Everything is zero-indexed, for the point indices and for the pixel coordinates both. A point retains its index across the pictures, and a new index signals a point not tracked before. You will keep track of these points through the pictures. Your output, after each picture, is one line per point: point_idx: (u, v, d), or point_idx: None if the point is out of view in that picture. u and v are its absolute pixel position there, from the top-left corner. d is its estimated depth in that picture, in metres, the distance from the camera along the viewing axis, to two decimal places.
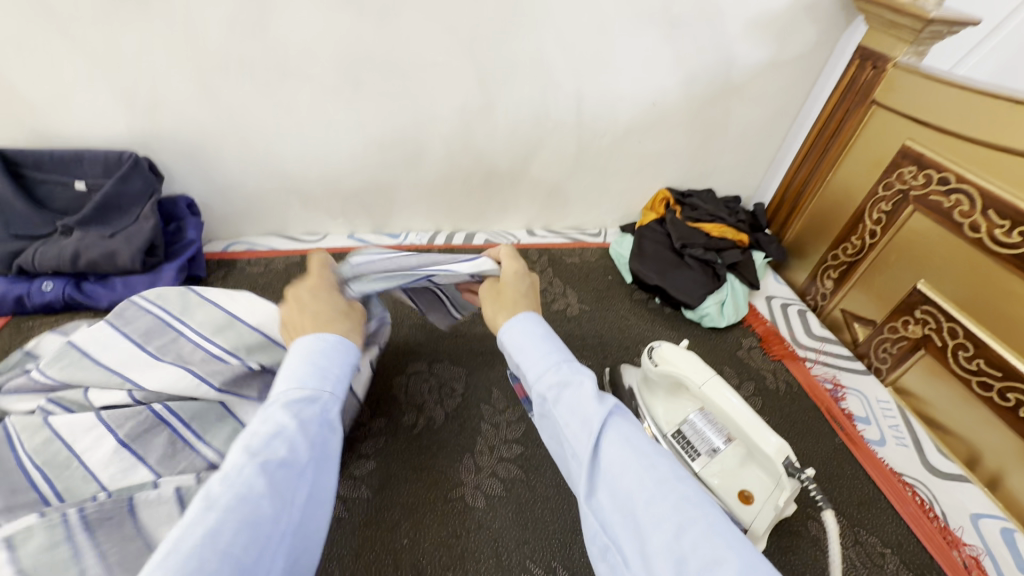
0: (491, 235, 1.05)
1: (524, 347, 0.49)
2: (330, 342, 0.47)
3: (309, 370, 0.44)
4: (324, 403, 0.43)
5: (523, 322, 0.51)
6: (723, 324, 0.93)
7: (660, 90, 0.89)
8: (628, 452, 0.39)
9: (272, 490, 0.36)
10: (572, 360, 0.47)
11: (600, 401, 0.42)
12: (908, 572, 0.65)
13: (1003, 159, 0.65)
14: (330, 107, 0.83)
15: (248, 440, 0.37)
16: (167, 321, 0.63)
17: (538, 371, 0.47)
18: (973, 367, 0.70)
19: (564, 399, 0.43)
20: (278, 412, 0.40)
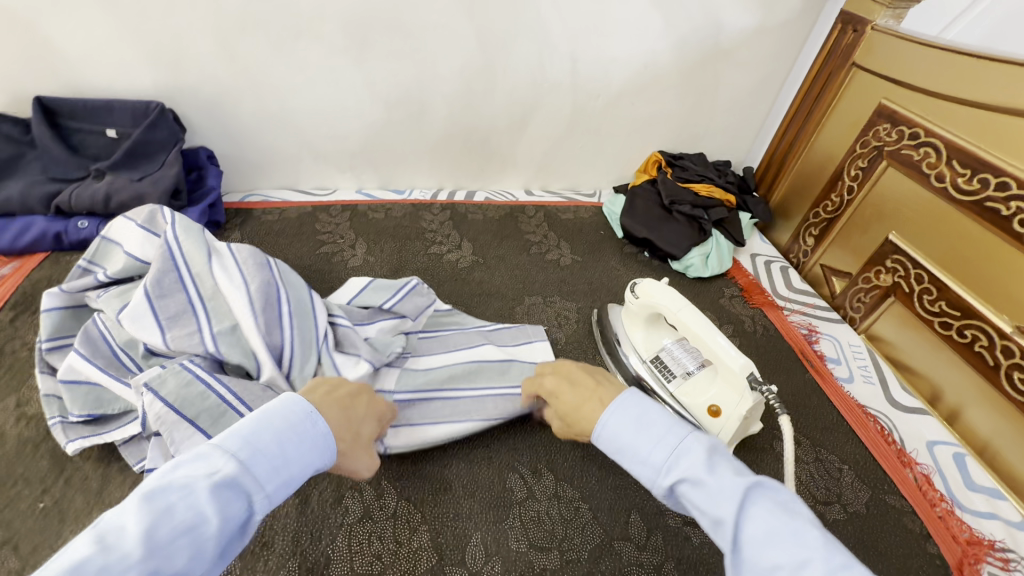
0: (490, 193, 1.09)
1: (626, 448, 0.44)
2: (316, 430, 0.41)
3: (269, 453, 0.37)
4: (253, 501, 0.35)
5: (614, 414, 0.46)
6: (707, 275, 0.95)
7: (651, 53, 0.95)
8: (781, 552, 0.34)
9: (148, 559, 0.28)
10: (688, 439, 0.42)
11: (726, 492, 0.37)
12: (862, 484, 0.67)
13: (968, 114, 0.73)
14: (339, 69, 0.87)
15: (157, 524, 0.30)
16: (190, 301, 0.59)
17: (652, 466, 0.42)
18: (935, 309, 0.78)
19: (694, 489, 0.39)
20: (205, 497, 0.32)
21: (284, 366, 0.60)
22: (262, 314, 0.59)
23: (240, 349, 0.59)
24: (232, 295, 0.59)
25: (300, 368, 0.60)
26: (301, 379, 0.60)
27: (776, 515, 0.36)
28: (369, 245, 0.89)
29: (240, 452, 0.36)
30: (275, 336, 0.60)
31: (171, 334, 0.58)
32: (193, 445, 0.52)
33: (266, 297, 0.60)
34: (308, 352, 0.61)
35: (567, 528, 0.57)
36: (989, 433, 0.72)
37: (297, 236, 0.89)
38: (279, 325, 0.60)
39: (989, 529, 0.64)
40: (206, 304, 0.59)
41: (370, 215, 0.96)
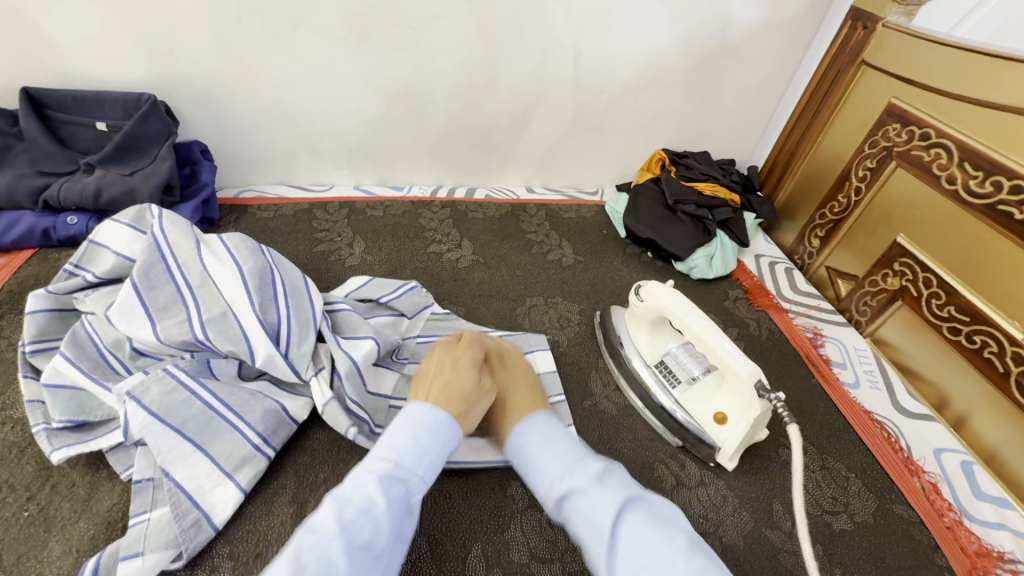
0: (491, 191, 1.07)
1: (527, 455, 0.50)
2: (439, 421, 0.47)
3: (409, 447, 0.44)
4: (410, 485, 0.43)
5: (525, 432, 0.52)
6: (712, 276, 0.93)
7: (657, 48, 0.93)
8: (648, 555, 0.40)
9: (342, 532, 0.37)
10: (582, 456, 0.49)
11: (609, 501, 0.43)
12: (869, 493, 0.65)
13: (981, 114, 0.71)
14: (337, 62, 0.85)
15: (343, 511, 0.38)
16: (180, 290, 0.58)
17: (548, 477, 0.48)
18: (944, 314, 0.76)
19: (579, 508, 0.45)
20: (370, 485, 0.41)
21: (281, 345, 0.58)
22: (257, 293, 0.58)
23: (232, 335, 0.57)
24: (223, 280, 0.58)
25: (298, 346, 0.59)
26: (300, 359, 0.59)
27: (647, 520, 0.42)
28: (367, 244, 0.87)
29: (388, 453, 0.44)
30: (271, 315, 0.59)
31: (161, 325, 0.57)
32: (181, 456, 0.52)
33: (262, 273, 0.60)
34: (305, 331, 0.60)
35: (570, 539, 0.55)
36: (998, 442, 0.70)
37: (293, 233, 0.87)
38: (274, 304, 0.59)
39: (998, 540, 0.63)
40: (196, 291, 0.58)
41: (368, 212, 0.93)
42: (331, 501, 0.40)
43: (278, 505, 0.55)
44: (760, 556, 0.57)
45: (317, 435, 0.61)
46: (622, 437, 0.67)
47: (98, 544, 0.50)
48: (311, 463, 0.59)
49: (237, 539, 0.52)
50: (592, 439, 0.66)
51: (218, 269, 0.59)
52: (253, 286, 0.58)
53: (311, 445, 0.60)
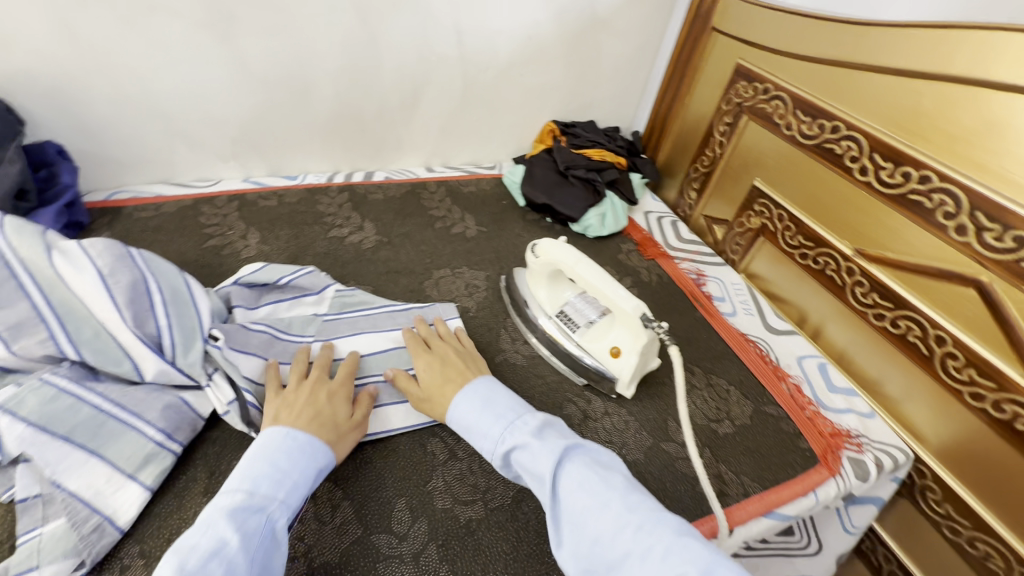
0: (390, 173, 1.07)
1: (472, 423, 0.56)
2: (298, 443, 0.51)
3: (265, 472, 0.48)
4: (270, 511, 0.45)
5: (464, 398, 0.58)
6: (605, 233, 1.01)
7: (534, 24, 0.98)
8: (589, 497, 0.46)
9: None
10: (524, 415, 0.55)
11: (549, 452, 0.50)
12: (746, 400, 0.75)
13: (806, 68, 0.83)
14: (208, 47, 0.81)
15: (185, 559, 0.39)
16: (37, 307, 0.53)
17: (492, 440, 0.54)
18: (796, 243, 0.89)
19: (523, 461, 0.51)
20: (220, 522, 0.43)
21: (166, 354, 0.57)
22: (128, 309, 0.55)
23: (111, 354, 0.55)
24: (89, 295, 0.55)
25: (185, 354, 0.58)
26: (191, 367, 0.58)
27: (585, 465, 0.49)
28: (263, 234, 0.85)
29: (241, 484, 0.46)
30: (149, 327, 0.57)
31: (19, 346, 0.52)
32: (73, 466, 0.49)
33: (133, 283, 0.57)
34: (191, 341, 0.59)
35: (490, 480, 0.60)
36: (844, 344, 0.84)
37: (179, 231, 0.82)
38: (151, 314, 0.57)
39: (847, 421, 0.76)
40: (60, 309, 0.54)
41: (260, 203, 0.90)
42: (174, 553, 0.40)
43: (189, 498, 0.53)
44: (659, 465, 0.65)
45: (225, 425, 0.60)
46: (532, 384, 0.72)
47: None
48: (221, 453, 0.57)
49: (147, 537, 0.50)
50: None
51: (80, 281, 0.54)
52: (123, 300, 0.55)
53: (219, 436, 0.59)
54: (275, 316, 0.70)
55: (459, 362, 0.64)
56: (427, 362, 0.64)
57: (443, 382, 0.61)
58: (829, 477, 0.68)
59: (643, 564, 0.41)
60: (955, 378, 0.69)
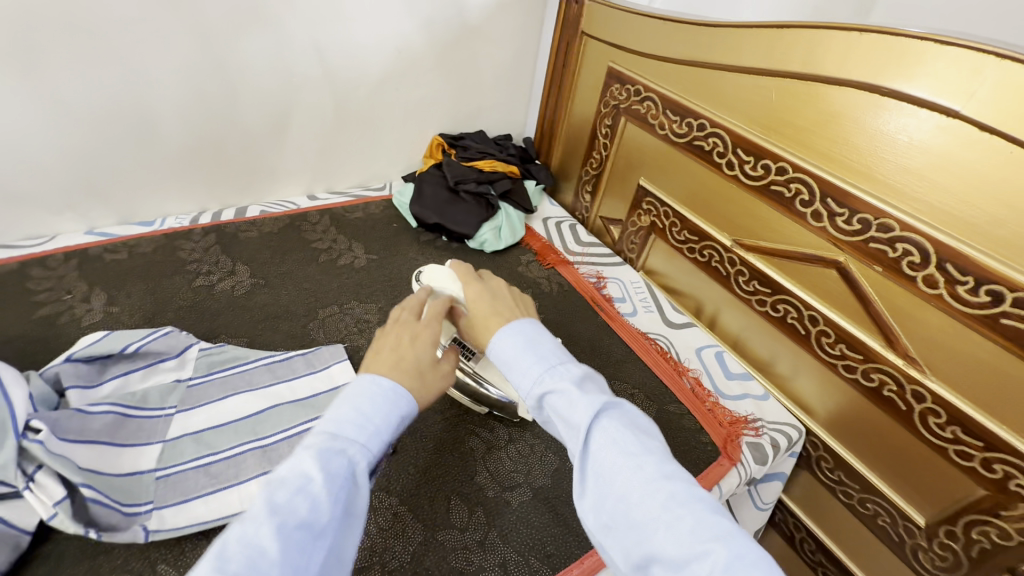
0: (266, 206, 0.99)
1: (511, 360, 0.49)
2: (383, 389, 0.44)
3: (350, 415, 0.42)
4: (350, 455, 0.40)
5: (510, 333, 0.50)
6: (502, 246, 0.98)
7: (402, 37, 0.94)
8: (621, 454, 0.40)
9: (274, 515, 0.33)
10: (567, 361, 0.47)
11: (588, 402, 0.42)
12: (650, 401, 0.76)
13: (668, 69, 0.86)
14: (9, 86, 0.70)
15: (273, 491, 0.35)
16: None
17: (529, 380, 0.47)
18: (683, 238, 0.91)
19: (556, 408, 0.44)
20: (306, 457, 0.38)
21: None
22: None
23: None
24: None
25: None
26: (6, 469, 0.48)
27: (625, 425, 0.42)
28: (110, 294, 0.74)
29: (324, 425, 0.41)
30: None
31: None
32: None
33: None
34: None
35: (388, 538, 0.55)
36: (737, 331, 0.87)
37: (0, 303, 0.70)
38: None
39: (744, 407, 0.79)
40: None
41: (106, 257, 0.79)
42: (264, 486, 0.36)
43: None
44: (568, 485, 0.63)
45: (61, 535, 0.51)
46: (431, 421, 0.68)
47: None
48: (57, 569, 0.49)
49: None
50: (401, 432, 0.66)
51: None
52: None
53: (52, 549, 0.50)
54: (125, 390, 0.62)
55: (510, 299, 0.57)
56: (477, 293, 0.57)
57: (489, 313, 0.54)
58: (732, 467, 0.69)
59: (668, 536, 0.35)
60: (830, 353, 0.73)
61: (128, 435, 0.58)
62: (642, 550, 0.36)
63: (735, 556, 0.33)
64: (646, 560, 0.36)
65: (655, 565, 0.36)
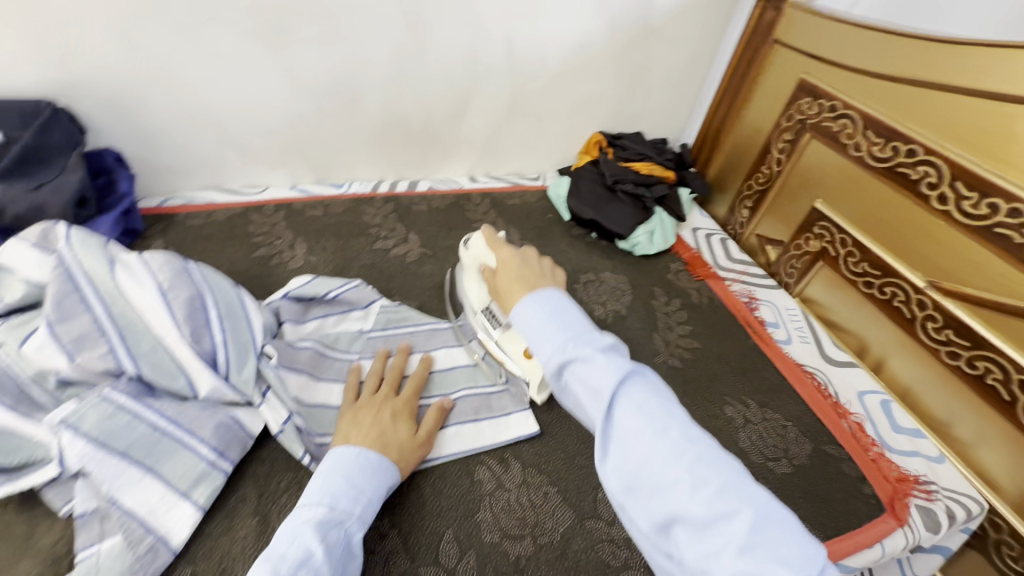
0: (434, 182, 1.06)
1: (530, 327, 0.46)
2: (370, 461, 0.51)
3: (343, 488, 0.48)
4: (348, 527, 0.46)
5: (531, 301, 0.47)
6: (653, 251, 0.97)
7: (585, 34, 0.94)
8: (646, 423, 0.37)
9: None
10: (591, 330, 0.44)
11: (611, 369, 0.40)
12: (805, 438, 0.72)
13: (878, 87, 0.79)
14: (258, 57, 0.81)
15: (278, 567, 0.40)
16: (98, 321, 0.54)
17: (550, 347, 0.44)
18: (859, 270, 0.83)
19: (578, 373, 0.41)
20: (306, 533, 0.44)
21: (220, 370, 0.57)
22: (186, 324, 0.56)
23: (166, 368, 0.55)
24: (148, 309, 0.55)
25: (238, 371, 0.58)
26: (244, 384, 0.58)
27: (649, 392, 0.39)
28: (310, 245, 0.85)
29: (321, 498, 0.47)
30: (205, 343, 0.57)
31: (80, 358, 0.52)
32: (129, 482, 0.49)
33: (187, 296, 0.57)
34: (244, 356, 0.59)
35: (539, 515, 0.58)
36: (910, 381, 0.79)
37: (228, 240, 0.83)
38: (207, 329, 0.57)
39: (914, 466, 0.72)
40: (121, 322, 0.55)
41: (307, 212, 0.90)
42: (267, 561, 0.41)
43: (239, 520, 0.53)
44: None
45: (274, 444, 0.60)
46: None
47: None
48: (271, 473, 0.57)
49: (199, 558, 0.50)
50: (552, 417, 0.68)
51: (141, 296, 0.55)
52: (182, 316, 0.56)
53: (268, 455, 0.58)
54: (322, 331, 0.70)
55: (540, 267, 0.56)
56: (506, 258, 0.58)
57: (513, 280, 0.54)
58: (897, 527, 0.63)
59: (693, 497, 0.34)
60: None
61: (327, 371, 0.65)
62: (666, 513, 0.35)
63: (758, 516, 0.33)
64: (668, 522, 0.35)
65: (677, 526, 0.35)
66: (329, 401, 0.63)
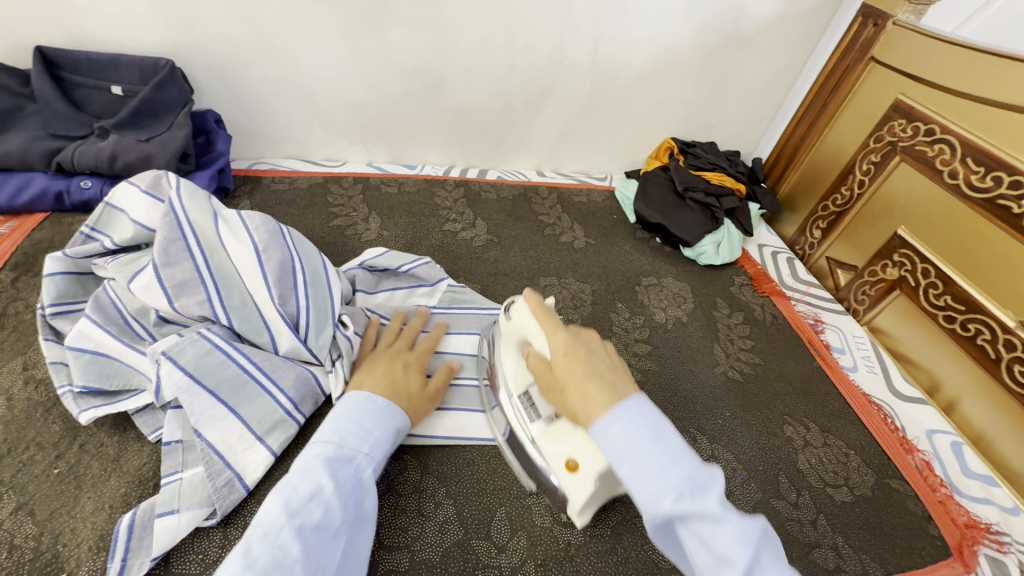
0: (502, 173, 1.08)
1: (628, 456, 0.39)
2: (378, 406, 0.52)
3: (351, 429, 0.48)
4: (359, 464, 0.46)
5: (624, 418, 0.41)
6: (718, 262, 0.95)
7: (672, 37, 0.93)
8: None
9: (292, 518, 0.40)
10: (701, 466, 0.39)
11: (742, 535, 0.35)
12: (868, 469, 0.69)
13: (983, 113, 0.74)
14: (357, 36, 0.84)
15: (289, 498, 0.41)
16: (199, 269, 0.57)
17: (655, 491, 0.37)
18: (940, 302, 0.79)
19: (696, 529, 0.36)
20: (317, 468, 0.44)
21: (300, 333, 0.59)
22: (276, 286, 0.58)
23: (253, 323, 0.58)
24: (243, 265, 0.58)
25: (316, 337, 0.59)
26: (320, 350, 0.59)
27: (776, 566, 0.35)
28: (382, 220, 0.87)
29: (331, 437, 0.47)
30: (290, 305, 0.59)
31: (179, 302, 0.56)
32: (214, 418, 0.52)
33: (277, 259, 0.59)
34: (323, 323, 0.60)
35: None
36: (984, 425, 0.74)
37: (308, 207, 0.87)
38: (294, 294, 0.59)
39: (985, 513, 0.67)
40: (217, 274, 0.58)
41: (382, 189, 0.93)
42: (279, 493, 0.42)
43: None
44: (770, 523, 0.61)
45: None
46: None
47: (131, 501, 0.49)
48: None
49: (268, 499, 0.52)
50: None
51: (238, 251, 0.58)
52: (272, 278, 0.58)
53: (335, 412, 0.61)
54: (390, 303, 0.73)
55: (611, 365, 0.47)
56: (566, 347, 0.48)
57: (584, 378, 0.45)
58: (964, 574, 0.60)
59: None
60: None
61: None
62: None
63: None
64: None
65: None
66: None
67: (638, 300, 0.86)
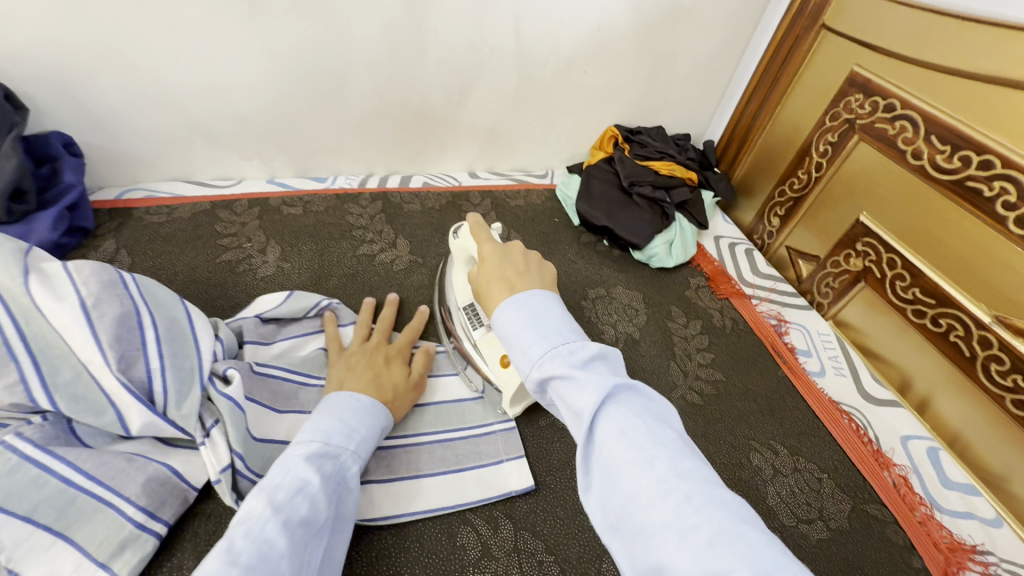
0: (429, 178, 0.97)
1: (513, 338, 0.40)
2: (363, 404, 0.49)
3: (336, 425, 0.45)
4: (343, 460, 0.44)
5: (513, 307, 0.41)
6: (672, 265, 0.87)
7: (605, 13, 0.82)
8: (630, 448, 0.32)
9: (278, 513, 0.36)
10: (576, 340, 0.38)
11: (595, 386, 0.34)
12: (842, 495, 0.62)
13: (948, 82, 0.66)
14: (228, 31, 0.70)
15: (274, 492, 0.37)
16: (8, 343, 0.44)
17: (529, 359, 0.38)
18: (909, 296, 0.72)
19: (564, 393, 0.36)
20: (299, 463, 0.40)
21: (157, 406, 0.49)
22: (114, 349, 0.46)
23: (91, 402, 0.47)
24: (68, 330, 0.46)
25: (179, 405, 0.50)
26: (186, 421, 0.49)
27: (637, 412, 0.34)
28: (284, 249, 0.75)
29: (314, 434, 0.44)
30: (137, 370, 0.48)
31: None
32: (34, 550, 0.40)
33: (114, 315, 0.47)
34: (186, 386, 0.50)
35: None
36: (960, 424, 0.68)
37: (190, 242, 0.74)
38: (142, 355, 0.49)
39: (968, 530, 0.62)
40: (34, 345, 0.45)
41: (283, 210, 0.81)
42: (260, 490, 0.38)
43: None
44: None
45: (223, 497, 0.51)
46: None
47: None
48: (215, 534, 0.49)
49: None
50: (551, 466, 0.59)
51: (58, 314, 0.45)
52: (108, 339, 0.46)
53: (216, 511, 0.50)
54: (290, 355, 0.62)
55: (528, 262, 0.47)
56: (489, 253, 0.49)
57: (491, 278, 0.46)
58: None
59: (682, 547, 0.28)
60: None
61: (282, 403, 0.57)
62: (651, 561, 0.29)
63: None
64: None
65: None
66: (292, 440, 0.55)
67: (585, 317, 0.77)
